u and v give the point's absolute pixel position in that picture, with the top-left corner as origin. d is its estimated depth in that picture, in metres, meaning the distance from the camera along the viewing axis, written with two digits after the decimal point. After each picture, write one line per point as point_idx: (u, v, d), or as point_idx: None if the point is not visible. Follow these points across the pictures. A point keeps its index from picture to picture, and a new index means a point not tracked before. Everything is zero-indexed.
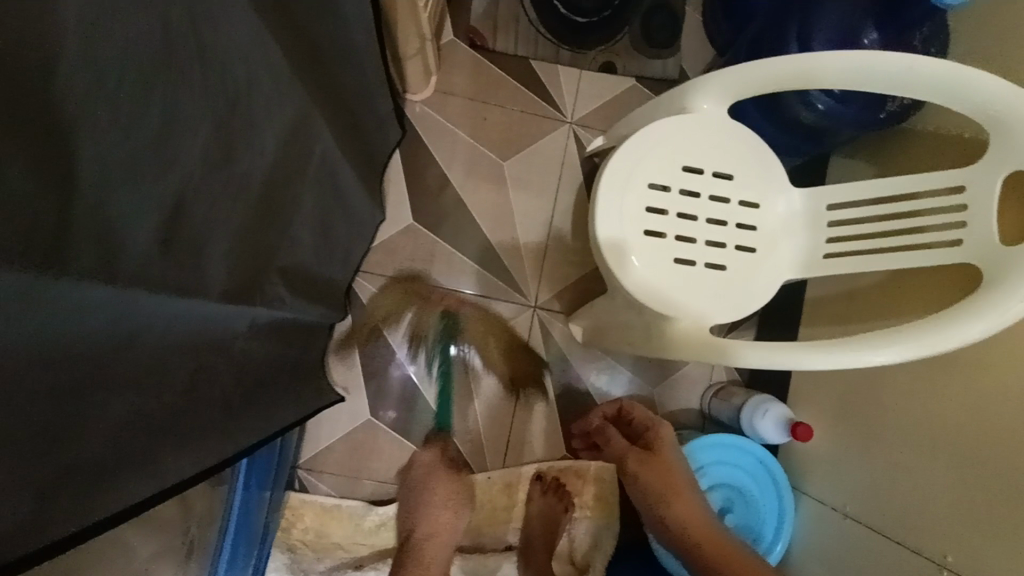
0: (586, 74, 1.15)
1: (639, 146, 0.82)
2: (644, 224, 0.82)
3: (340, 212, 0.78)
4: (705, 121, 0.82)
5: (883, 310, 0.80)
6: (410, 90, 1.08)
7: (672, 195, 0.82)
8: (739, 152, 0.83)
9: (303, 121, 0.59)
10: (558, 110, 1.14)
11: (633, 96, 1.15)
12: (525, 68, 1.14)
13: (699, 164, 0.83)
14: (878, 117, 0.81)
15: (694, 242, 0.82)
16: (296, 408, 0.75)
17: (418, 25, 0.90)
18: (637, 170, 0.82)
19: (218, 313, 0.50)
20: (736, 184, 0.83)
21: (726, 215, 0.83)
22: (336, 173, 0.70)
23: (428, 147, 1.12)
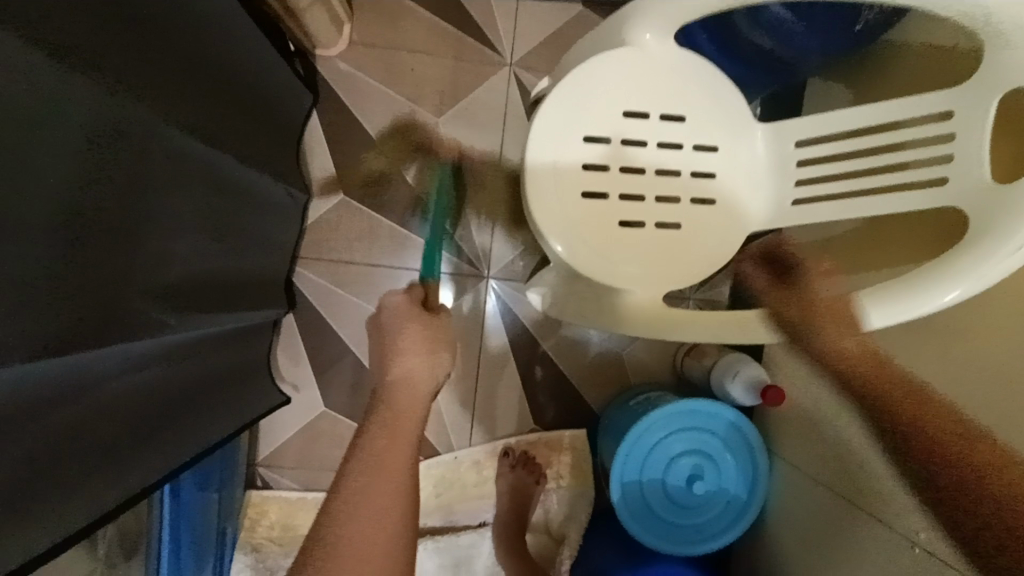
0: (524, 4, 1.00)
1: (572, 93, 0.70)
2: (581, 184, 0.71)
3: (231, 207, 0.69)
4: (648, 54, 0.69)
5: (868, 262, 0.72)
6: (318, 44, 0.95)
7: (613, 147, 0.71)
8: (691, 87, 0.71)
9: (114, 109, 0.47)
10: (494, 50, 1.00)
11: (580, 25, 1.00)
12: (453, 5, 0.99)
13: (644, 107, 0.71)
14: (849, 31, 0.69)
15: (641, 200, 0.72)
16: (214, 423, 0.72)
17: None
18: (572, 123, 0.70)
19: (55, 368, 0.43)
20: (689, 126, 0.72)
21: (679, 164, 0.72)
22: (200, 163, 0.60)
23: (352, 110, 1.00)
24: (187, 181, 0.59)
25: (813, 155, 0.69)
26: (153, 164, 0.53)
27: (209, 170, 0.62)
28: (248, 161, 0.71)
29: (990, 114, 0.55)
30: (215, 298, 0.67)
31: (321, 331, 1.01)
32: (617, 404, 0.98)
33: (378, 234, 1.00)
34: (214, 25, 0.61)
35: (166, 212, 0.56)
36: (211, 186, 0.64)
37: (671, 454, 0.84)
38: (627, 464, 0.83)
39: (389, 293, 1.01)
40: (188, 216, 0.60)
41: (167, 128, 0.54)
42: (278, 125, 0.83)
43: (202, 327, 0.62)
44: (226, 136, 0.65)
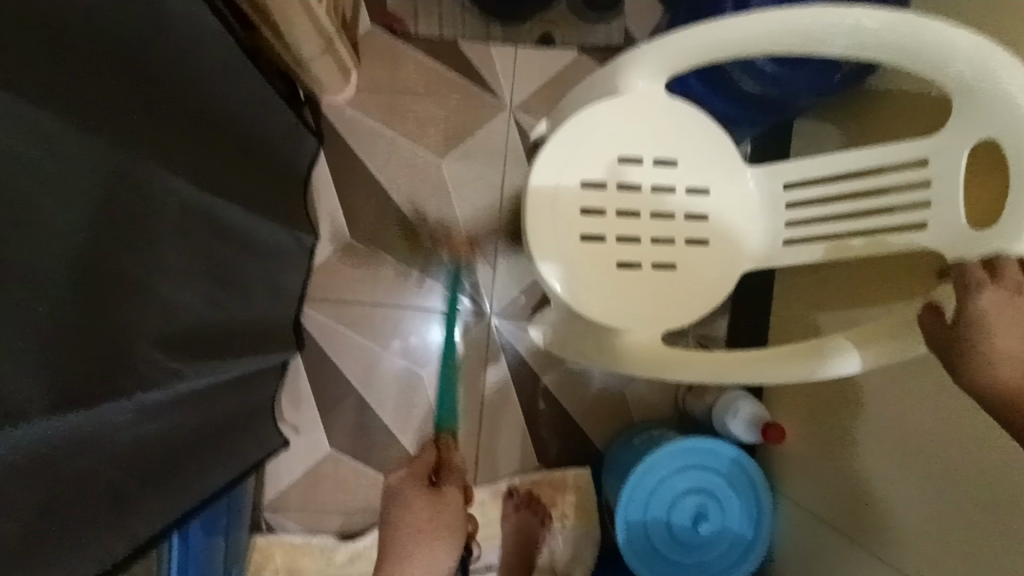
0: (520, 51, 1.04)
1: (568, 142, 0.73)
2: (578, 228, 0.73)
3: (235, 254, 0.71)
4: (639, 102, 0.72)
5: (858, 300, 0.73)
6: (324, 93, 0.99)
7: (609, 192, 0.73)
8: (682, 132, 0.73)
9: (127, 169, 0.50)
10: (493, 94, 1.04)
11: (575, 70, 1.04)
12: (452, 53, 1.04)
13: (638, 153, 0.73)
14: (833, 81, 0.72)
15: (637, 241, 0.74)
16: (222, 466, 0.73)
17: (315, 23, 0.80)
18: (568, 170, 0.73)
19: (69, 424, 0.44)
20: (682, 170, 0.74)
21: (674, 206, 0.74)
22: (206, 212, 0.63)
23: (357, 154, 1.03)
24: (193, 232, 0.61)
25: (805, 197, 0.71)
26: (159, 217, 0.55)
27: (214, 218, 0.65)
28: (251, 207, 0.74)
29: (966, 158, 0.58)
30: (222, 342, 0.68)
31: (326, 371, 1.02)
32: (621, 441, 0.98)
33: (382, 274, 1.02)
34: (219, 81, 0.64)
35: (173, 263, 0.58)
36: (217, 234, 0.66)
37: (675, 494, 0.83)
38: (631, 504, 0.83)
39: (392, 332, 1.02)
40: (196, 266, 0.62)
41: (175, 183, 0.57)
42: (283, 172, 0.86)
43: (211, 374, 0.64)
44: (231, 184, 0.68)
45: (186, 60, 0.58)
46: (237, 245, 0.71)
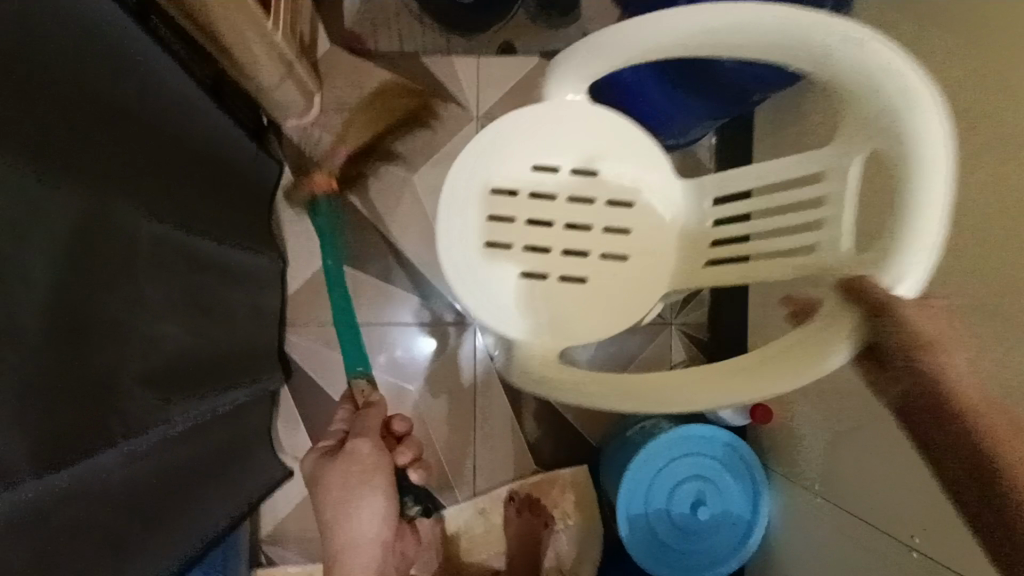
0: (483, 61, 1.05)
1: (486, 142, 0.68)
2: (487, 235, 0.68)
3: (209, 286, 0.69)
4: (559, 109, 0.66)
5: None
6: (287, 116, 0.98)
7: (518, 199, 0.68)
8: (598, 139, 0.67)
9: (103, 209, 0.50)
10: (460, 106, 1.04)
11: (539, 77, 1.05)
12: (416, 68, 1.04)
13: (554, 160, 0.68)
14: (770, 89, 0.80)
15: (549, 252, 0.68)
16: (218, 503, 0.71)
17: (275, 46, 0.81)
18: (482, 172, 0.68)
19: (56, 481, 0.43)
20: (600, 180, 0.68)
21: (586, 217, 0.68)
22: (177, 242, 0.62)
23: None
24: (167, 267, 0.60)
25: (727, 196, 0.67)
26: (136, 258, 0.55)
27: (184, 250, 0.63)
28: (221, 234, 0.73)
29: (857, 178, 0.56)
30: (208, 377, 0.66)
31: (314, 395, 1.00)
32: (613, 438, 0.99)
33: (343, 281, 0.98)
34: (198, 107, 0.65)
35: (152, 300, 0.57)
36: (191, 265, 0.65)
37: (674, 483, 0.85)
38: (632, 497, 0.84)
39: (376, 349, 1.01)
40: (174, 298, 0.61)
41: (149, 221, 0.56)
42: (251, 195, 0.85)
43: (202, 408, 0.63)
44: (202, 213, 0.68)
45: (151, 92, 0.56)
46: (211, 276, 0.70)
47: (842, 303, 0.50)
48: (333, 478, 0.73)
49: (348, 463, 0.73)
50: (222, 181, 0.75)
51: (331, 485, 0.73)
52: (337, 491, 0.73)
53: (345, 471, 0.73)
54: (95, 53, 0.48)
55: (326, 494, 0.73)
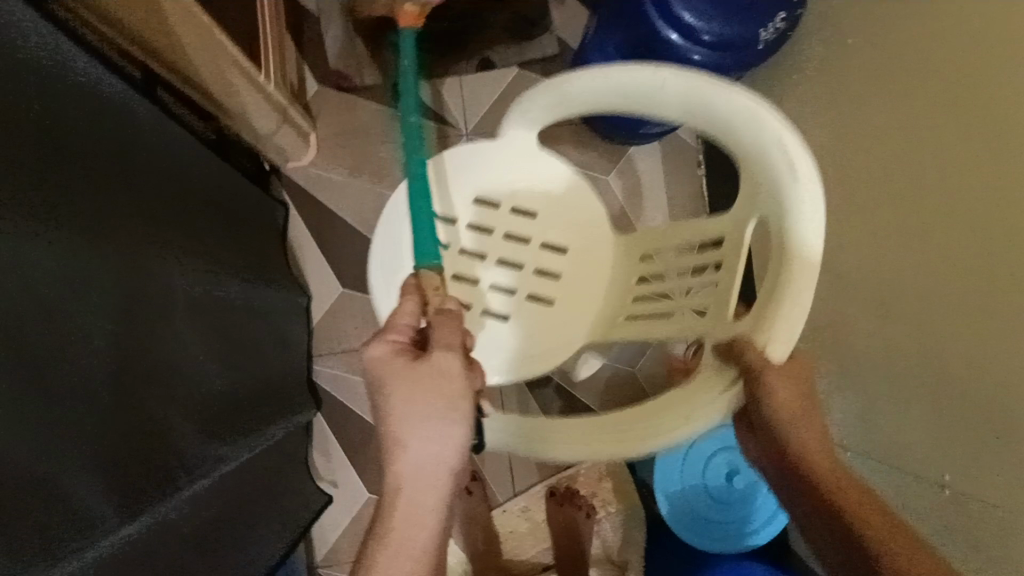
0: (466, 79, 1.09)
1: (437, 172, 0.71)
2: (420, 255, 0.69)
3: (244, 331, 0.74)
4: (513, 148, 0.70)
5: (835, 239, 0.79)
6: (287, 158, 1.03)
7: (455, 231, 0.70)
8: (537, 184, 0.71)
9: (151, 280, 0.56)
10: (450, 126, 1.09)
11: (521, 87, 1.09)
12: (403, 95, 1.08)
13: (496, 197, 0.71)
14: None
15: (475, 284, 0.70)
16: (270, 532, 0.75)
17: (268, 95, 0.87)
18: (429, 197, 0.70)
19: (133, 530, 0.49)
20: (538, 221, 0.71)
21: (519, 257, 0.70)
22: (213, 296, 0.67)
23: (333, 209, 1.06)
24: (208, 320, 0.66)
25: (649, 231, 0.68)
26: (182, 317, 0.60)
27: (219, 302, 0.69)
28: (246, 281, 0.78)
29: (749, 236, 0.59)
30: (255, 416, 0.72)
31: (348, 420, 1.04)
32: None
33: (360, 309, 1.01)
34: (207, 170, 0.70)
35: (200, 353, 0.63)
36: (227, 315, 0.70)
37: (706, 456, 0.89)
38: (666, 474, 0.88)
39: None
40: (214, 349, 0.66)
41: (185, 282, 0.62)
42: (265, 241, 0.89)
43: (245, 451, 0.67)
44: (228, 264, 0.73)
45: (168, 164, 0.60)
46: (245, 321, 0.75)
47: (722, 365, 0.55)
48: (404, 405, 0.47)
49: (426, 391, 0.47)
50: (238, 229, 0.79)
51: (403, 432, 0.47)
52: (395, 442, 0.47)
53: (428, 393, 0.47)
54: (126, 140, 0.53)
55: (388, 428, 0.47)
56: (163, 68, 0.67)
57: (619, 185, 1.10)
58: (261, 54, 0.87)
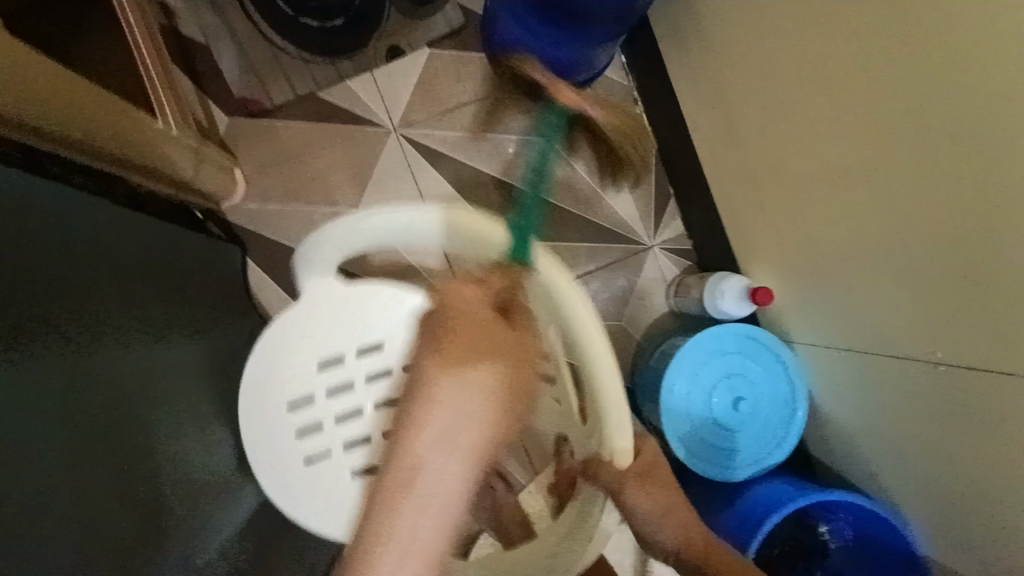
0: (378, 72, 1.04)
1: (268, 368, 0.72)
2: (303, 452, 0.71)
3: (202, 397, 0.71)
4: (327, 304, 0.73)
5: (788, 140, 0.77)
6: (219, 199, 0.97)
7: (316, 406, 0.72)
8: (371, 323, 0.73)
9: (57, 383, 0.54)
10: (376, 124, 1.04)
11: (437, 66, 1.05)
12: (318, 104, 1.03)
13: (336, 352, 0.73)
14: (618, 24, 0.88)
15: (366, 441, 0.72)
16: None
17: (175, 141, 0.82)
18: (271, 391, 0.71)
19: None
20: (383, 351, 0.73)
21: (385, 390, 0.73)
22: (153, 374, 0.65)
23: (278, 240, 1.02)
24: (147, 400, 0.63)
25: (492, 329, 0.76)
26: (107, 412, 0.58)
27: (164, 376, 0.66)
28: (207, 339, 0.74)
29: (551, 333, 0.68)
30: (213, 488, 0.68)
31: None
32: (639, 372, 1.00)
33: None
34: (139, 238, 0.66)
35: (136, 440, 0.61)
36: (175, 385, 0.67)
37: (708, 390, 0.87)
38: (674, 419, 0.87)
39: None
40: (162, 423, 0.64)
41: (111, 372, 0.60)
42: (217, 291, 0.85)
43: (209, 523, 0.66)
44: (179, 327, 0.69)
45: (74, 245, 0.58)
46: (206, 381, 0.72)
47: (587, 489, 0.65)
48: (459, 394, 0.43)
49: (500, 395, 0.44)
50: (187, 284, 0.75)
51: (455, 427, 0.43)
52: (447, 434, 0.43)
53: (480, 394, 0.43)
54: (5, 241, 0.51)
55: (432, 411, 0.43)
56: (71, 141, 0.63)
57: (558, 143, 1.07)
58: (155, 99, 0.81)
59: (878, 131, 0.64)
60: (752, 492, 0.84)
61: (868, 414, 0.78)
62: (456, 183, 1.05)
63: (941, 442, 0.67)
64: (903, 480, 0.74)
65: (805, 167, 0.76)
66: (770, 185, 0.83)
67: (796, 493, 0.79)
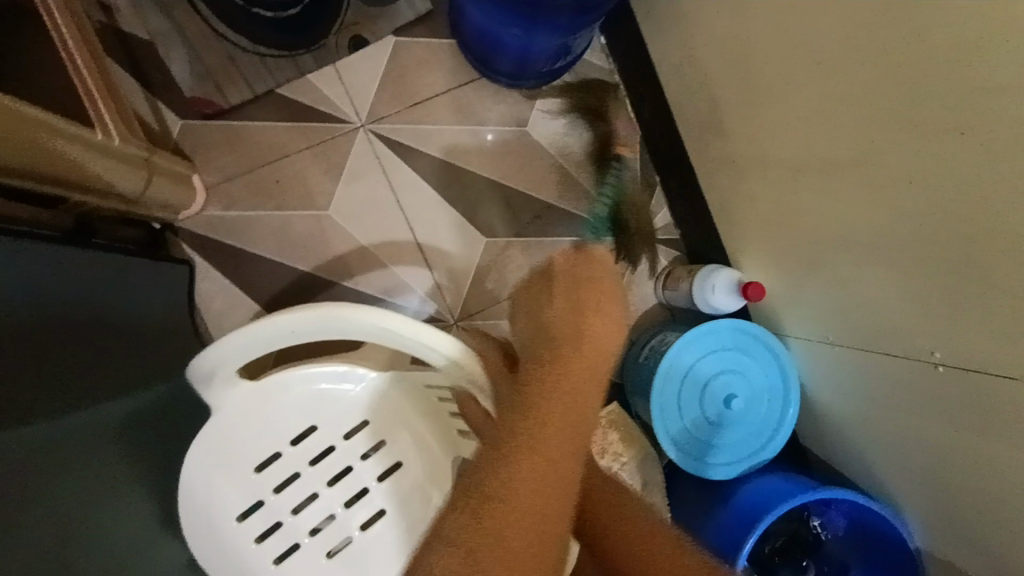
0: (341, 65, 0.98)
1: (209, 460, 0.70)
2: (266, 550, 0.70)
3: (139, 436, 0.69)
4: (241, 405, 0.71)
5: (778, 127, 0.73)
6: (179, 209, 0.92)
7: (270, 505, 0.71)
8: (305, 404, 0.73)
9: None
10: (342, 120, 0.98)
11: (404, 55, 0.98)
12: (277, 101, 0.96)
13: (272, 447, 0.72)
14: (595, 11, 0.82)
15: (331, 516, 0.72)
16: None
17: (119, 152, 0.75)
18: (213, 509, 0.70)
19: None
20: (323, 429, 0.73)
21: (337, 468, 0.72)
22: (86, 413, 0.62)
23: (244, 249, 0.96)
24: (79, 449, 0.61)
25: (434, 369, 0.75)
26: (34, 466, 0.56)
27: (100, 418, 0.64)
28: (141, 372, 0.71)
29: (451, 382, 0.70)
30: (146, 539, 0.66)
31: None
32: (628, 367, 0.96)
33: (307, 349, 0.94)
34: (63, 272, 0.62)
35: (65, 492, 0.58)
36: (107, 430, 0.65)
37: (701, 385, 0.85)
38: (666, 417, 0.84)
39: None
40: (81, 471, 0.61)
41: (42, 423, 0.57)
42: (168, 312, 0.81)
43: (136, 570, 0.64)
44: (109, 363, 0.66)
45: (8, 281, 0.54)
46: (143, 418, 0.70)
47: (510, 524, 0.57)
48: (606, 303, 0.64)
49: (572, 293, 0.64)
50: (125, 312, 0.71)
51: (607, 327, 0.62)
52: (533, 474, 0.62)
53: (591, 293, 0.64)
54: None
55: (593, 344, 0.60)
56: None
57: (536, 132, 1.01)
58: (91, 110, 0.74)
59: (872, 119, 0.61)
60: (744, 490, 0.83)
61: (865, 411, 0.75)
62: (430, 180, 0.99)
63: (932, 434, 0.66)
64: (896, 472, 0.73)
65: (795, 155, 0.72)
66: (760, 175, 0.80)
67: (793, 492, 0.76)
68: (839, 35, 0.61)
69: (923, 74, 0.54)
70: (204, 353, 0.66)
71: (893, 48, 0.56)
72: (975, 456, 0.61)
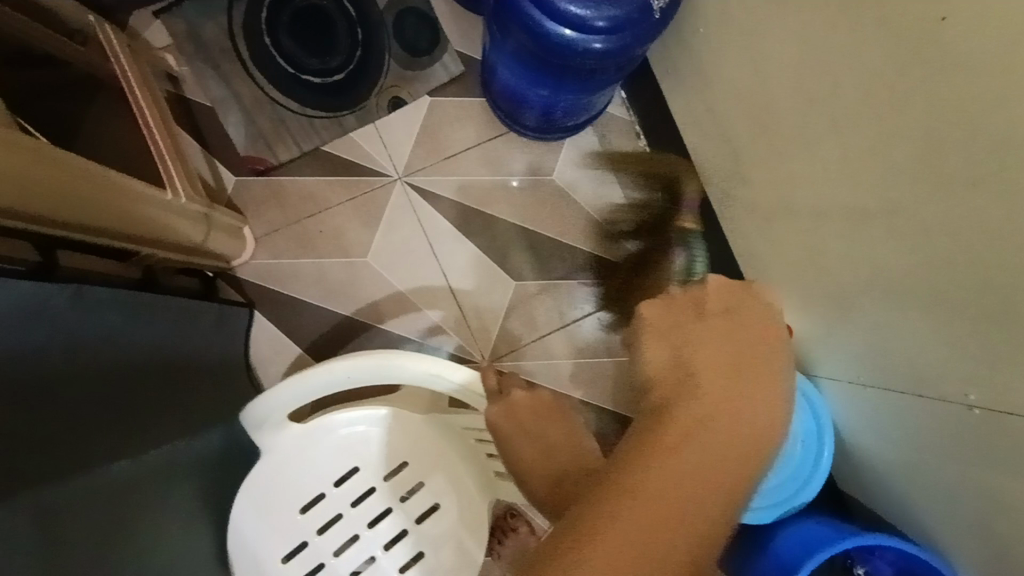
0: (381, 123, 1.05)
1: (258, 501, 0.73)
2: None
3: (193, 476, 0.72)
4: (288, 448, 0.74)
5: (800, 175, 0.76)
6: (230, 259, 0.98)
7: (313, 547, 0.73)
8: (348, 446, 0.76)
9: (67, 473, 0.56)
10: (381, 174, 1.05)
11: (439, 114, 1.06)
12: (322, 158, 1.04)
13: (316, 489, 0.74)
14: (619, 73, 0.88)
15: (371, 558, 0.73)
16: None
17: (184, 210, 0.83)
18: (258, 551, 0.72)
19: None
20: (364, 471, 0.75)
21: (377, 509, 0.74)
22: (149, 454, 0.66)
23: (287, 295, 1.02)
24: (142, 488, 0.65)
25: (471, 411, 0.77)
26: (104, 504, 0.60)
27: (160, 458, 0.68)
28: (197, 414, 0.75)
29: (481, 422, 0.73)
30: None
31: None
32: None
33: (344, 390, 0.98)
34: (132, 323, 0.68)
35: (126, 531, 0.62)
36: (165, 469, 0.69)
37: None
38: None
39: None
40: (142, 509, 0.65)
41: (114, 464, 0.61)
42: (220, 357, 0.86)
43: None
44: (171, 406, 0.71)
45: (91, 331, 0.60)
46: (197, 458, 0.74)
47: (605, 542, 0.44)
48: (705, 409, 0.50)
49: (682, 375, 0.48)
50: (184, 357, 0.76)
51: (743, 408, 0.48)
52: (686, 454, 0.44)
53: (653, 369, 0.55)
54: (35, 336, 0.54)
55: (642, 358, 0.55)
56: (79, 228, 0.64)
57: (563, 180, 1.06)
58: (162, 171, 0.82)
59: (893, 170, 0.64)
60: (782, 537, 0.82)
61: (903, 454, 0.75)
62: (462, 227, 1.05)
63: (974, 481, 0.65)
64: (935, 513, 0.72)
65: (818, 201, 0.75)
66: (782, 220, 0.83)
67: (834, 538, 0.75)
68: (856, 92, 0.65)
69: (942, 128, 0.57)
70: (260, 400, 0.71)
71: (909, 102, 0.60)
72: (1012, 496, 0.60)
